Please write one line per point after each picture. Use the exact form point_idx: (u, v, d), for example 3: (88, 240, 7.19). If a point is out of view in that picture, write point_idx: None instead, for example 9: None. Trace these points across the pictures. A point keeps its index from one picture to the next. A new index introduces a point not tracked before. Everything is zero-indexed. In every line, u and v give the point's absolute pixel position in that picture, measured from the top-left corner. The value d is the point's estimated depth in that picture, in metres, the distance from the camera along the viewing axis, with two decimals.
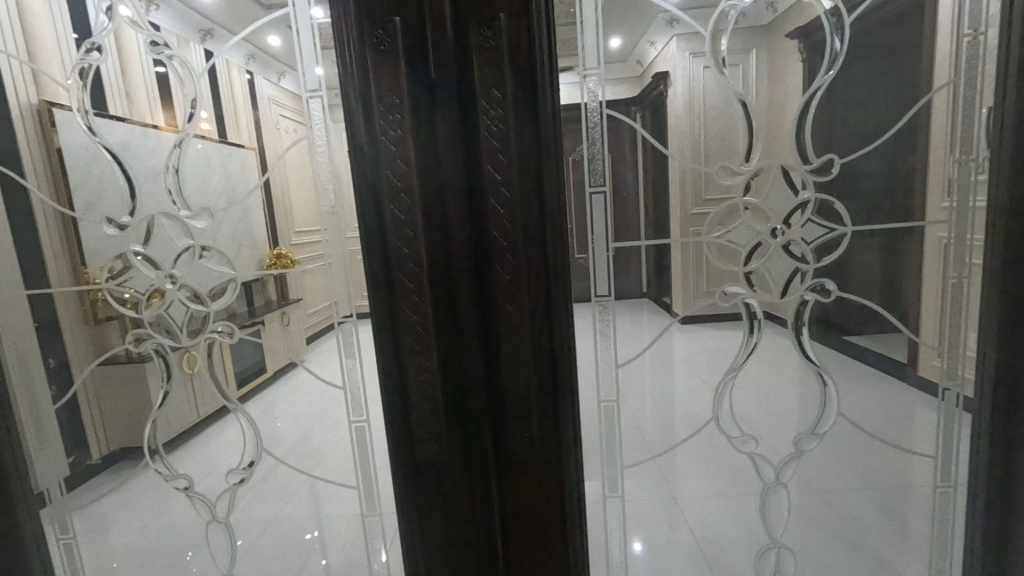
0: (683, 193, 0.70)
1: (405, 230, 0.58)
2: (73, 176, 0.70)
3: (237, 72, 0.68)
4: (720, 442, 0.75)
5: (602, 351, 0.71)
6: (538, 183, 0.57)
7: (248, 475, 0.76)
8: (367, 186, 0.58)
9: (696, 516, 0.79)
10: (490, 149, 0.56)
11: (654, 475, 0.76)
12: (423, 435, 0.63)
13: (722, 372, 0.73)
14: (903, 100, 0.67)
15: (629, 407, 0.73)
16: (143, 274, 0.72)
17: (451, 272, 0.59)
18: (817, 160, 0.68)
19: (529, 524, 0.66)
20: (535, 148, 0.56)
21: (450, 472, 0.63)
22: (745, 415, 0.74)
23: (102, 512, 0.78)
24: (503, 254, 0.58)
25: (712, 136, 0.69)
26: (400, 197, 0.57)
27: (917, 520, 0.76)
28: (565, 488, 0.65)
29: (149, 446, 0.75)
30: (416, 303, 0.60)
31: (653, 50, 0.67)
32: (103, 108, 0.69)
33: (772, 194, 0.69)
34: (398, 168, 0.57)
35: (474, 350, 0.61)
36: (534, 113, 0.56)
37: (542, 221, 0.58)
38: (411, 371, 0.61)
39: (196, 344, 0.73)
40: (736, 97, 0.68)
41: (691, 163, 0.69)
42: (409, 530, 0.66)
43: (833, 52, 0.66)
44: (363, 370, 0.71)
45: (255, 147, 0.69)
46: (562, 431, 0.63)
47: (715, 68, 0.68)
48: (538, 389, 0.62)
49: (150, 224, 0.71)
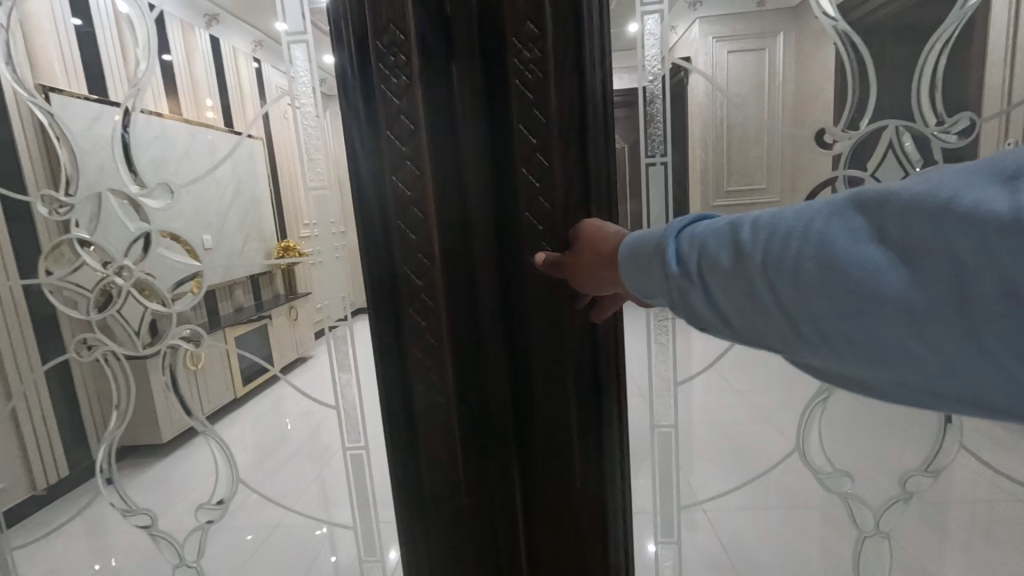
0: (704, 183, 0.66)
1: (413, 211, 0.54)
2: (72, 166, 0.67)
3: (244, 60, 0.65)
4: (806, 476, 0.74)
5: (656, 367, 0.69)
6: (582, 144, 0.53)
7: (218, 513, 0.74)
8: (370, 164, 0.54)
9: (721, 520, 0.77)
10: (521, 100, 0.52)
11: (680, 478, 0.73)
12: (443, 436, 0.59)
13: (762, 378, 0.71)
14: (951, 84, 0.62)
15: (659, 409, 0.72)
16: (93, 268, 0.69)
17: (473, 257, 0.55)
18: (948, 120, 0.62)
19: (558, 534, 0.61)
20: (579, 109, 0.53)
21: (467, 476, 0.60)
22: (837, 450, 0.72)
23: (104, 512, 0.75)
24: (539, 240, 0.54)
25: (736, 122, 0.64)
26: (408, 167, 0.53)
27: (957, 528, 0.75)
28: (607, 494, 0.60)
29: (104, 476, 0.74)
30: (429, 290, 0.56)
31: (672, 35, 0.63)
32: (103, 95, 0.66)
33: (889, 159, 0.64)
34: (402, 131, 0.53)
35: (499, 342, 0.57)
36: (579, 63, 0.52)
37: (585, 196, 0.54)
38: (430, 365, 0.57)
39: (150, 351, 0.71)
40: (765, 84, 0.63)
41: (713, 155, 0.65)
42: (425, 539, 0.62)
43: (871, 33, 0.62)
44: (358, 384, 0.69)
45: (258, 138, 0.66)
46: (604, 431, 0.59)
47: (746, 49, 0.63)
48: (577, 391, 0.57)
49: (96, 211, 0.68)
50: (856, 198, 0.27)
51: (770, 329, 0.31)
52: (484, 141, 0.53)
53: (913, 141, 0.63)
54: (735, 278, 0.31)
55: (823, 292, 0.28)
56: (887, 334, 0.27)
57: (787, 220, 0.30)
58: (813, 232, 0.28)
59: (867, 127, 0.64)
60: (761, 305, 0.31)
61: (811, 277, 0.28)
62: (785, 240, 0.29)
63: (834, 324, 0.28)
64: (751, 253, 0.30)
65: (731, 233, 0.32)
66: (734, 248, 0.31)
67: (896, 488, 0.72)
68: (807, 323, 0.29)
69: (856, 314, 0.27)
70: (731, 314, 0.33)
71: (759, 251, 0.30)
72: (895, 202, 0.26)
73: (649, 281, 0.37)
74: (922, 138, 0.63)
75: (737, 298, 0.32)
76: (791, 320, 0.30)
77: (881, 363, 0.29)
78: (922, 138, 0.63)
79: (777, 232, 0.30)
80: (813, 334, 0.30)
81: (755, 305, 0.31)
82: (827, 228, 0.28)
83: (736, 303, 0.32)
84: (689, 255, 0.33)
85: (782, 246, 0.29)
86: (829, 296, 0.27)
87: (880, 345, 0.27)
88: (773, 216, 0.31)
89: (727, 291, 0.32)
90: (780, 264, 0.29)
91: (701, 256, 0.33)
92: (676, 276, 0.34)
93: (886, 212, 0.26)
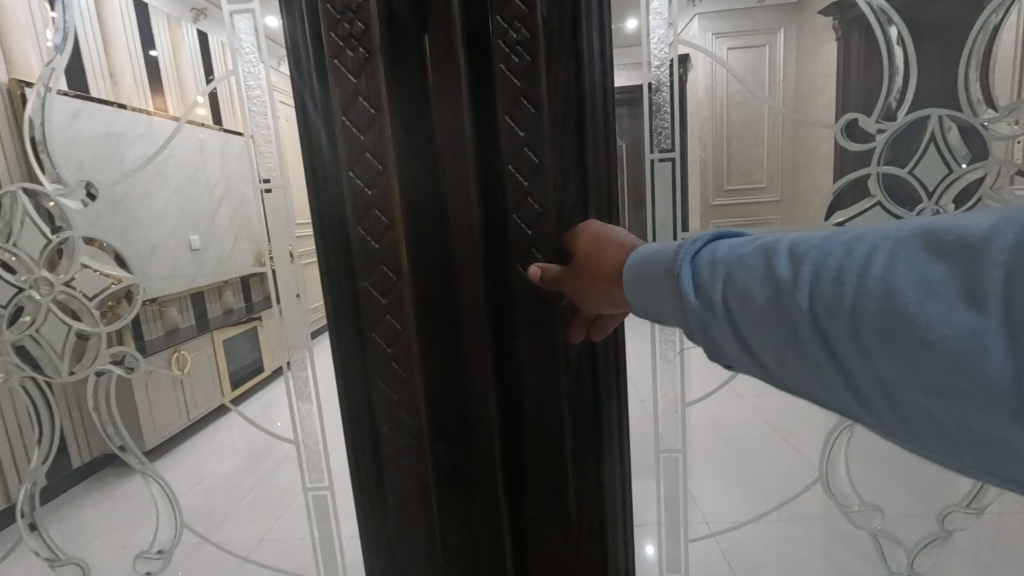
0: (704, 183, 0.64)
1: (377, 214, 0.52)
2: (48, 161, 0.63)
3: (232, 56, 0.61)
4: (837, 515, 0.73)
5: (662, 386, 0.68)
6: (579, 141, 0.52)
7: (157, 564, 0.72)
8: (327, 161, 0.53)
9: (728, 538, 0.76)
10: (508, 86, 0.50)
11: (681, 486, 0.72)
12: (430, 438, 0.56)
13: (763, 385, 0.71)
14: (954, 84, 0.61)
15: (661, 417, 0.69)
16: (6, 283, 0.64)
17: (449, 259, 0.53)
18: (1003, 108, 0.60)
19: (556, 545, 0.59)
20: (575, 101, 0.51)
21: (452, 489, 0.58)
22: (863, 482, 0.71)
23: (84, 521, 0.72)
24: (529, 249, 0.52)
25: (735, 122, 0.63)
26: (371, 163, 0.51)
27: (965, 537, 0.73)
28: (607, 496, 0.59)
29: (29, 522, 0.71)
30: (398, 312, 0.54)
31: (670, 33, 0.60)
32: (87, 92, 0.64)
33: (932, 150, 0.61)
34: (361, 122, 0.50)
35: (478, 338, 0.54)
36: (576, 47, 0.50)
37: (568, 191, 0.53)
38: (397, 399, 0.56)
39: (77, 374, 0.67)
40: (764, 83, 0.62)
41: (711, 156, 0.64)
42: (419, 554, 0.59)
43: (871, 33, 0.60)
44: (317, 416, 0.67)
45: (246, 133, 0.62)
46: (604, 433, 0.58)
47: (744, 47, 0.61)
48: (569, 393, 0.56)
49: (12, 222, 0.63)
50: (932, 232, 0.23)
51: (813, 374, 0.29)
52: (465, 133, 0.50)
53: (958, 132, 0.61)
54: (771, 317, 0.29)
55: (880, 344, 0.24)
56: (961, 404, 0.22)
57: (836, 253, 0.27)
58: (869, 270, 0.25)
59: (909, 116, 0.61)
60: (801, 347, 0.28)
61: (866, 323, 0.25)
62: (830, 276, 0.27)
63: (893, 381, 0.25)
64: (790, 287, 0.28)
65: (765, 264, 0.30)
66: (768, 285, 0.29)
67: (935, 526, 0.72)
68: (865, 378, 0.26)
69: (926, 377, 0.23)
70: (767, 355, 0.30)
71: (800, 286, 0.28)
72: (985, 244, 0.21)
73: (666, 311, 0.37)
74: (970, 128, 0.61)
75: (773, 337, 0.30)
76: (838, 367, 0.27)
77: (974, 451, 0.23)
78: (968, 126, 0.61)
79: (821, 267, 0.27)
80: (867, 388, 0.26)
81: (792, 346, 0.29)
82: (889, 268, 0.24)
83: (773, 342, 0.30)
84: (713, 287, 0.33)
85: (829, 283, 0.26)
86: (888, 348, 0.24)
87: (965, 421, 0.22)
88: (817, 246, 0.28)
89: (761, 330, 0.30)
90: (826, 306, 0.26)
91: (726, 286, 0.32)
92: (696, 306, 0.33)
93: (975, 255, 0.22)
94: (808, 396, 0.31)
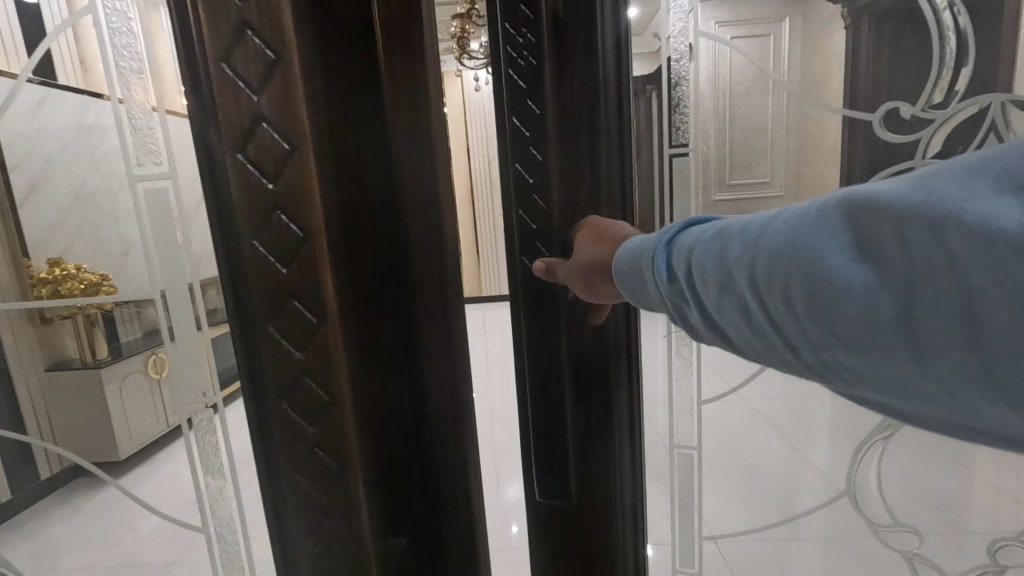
0: (706, 176, 0.62)
1: (285, 227, 0.40)
2: (14, 155, 0.59)
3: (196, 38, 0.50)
4: (859, 521, 0.71)
5: (677, 384, 0.65)
6: (592, 140, 0.48)
7: None
8: (209, 147, 0.40)
9: (732, 539, 0.74)
10: (514, 91, 0.47)
11: (686, 485, 0.70)
12: (387, 466, 0.49)
13: (778, 387, 0.67)
14: (992, 68, 0.57)
15: (674, 415, 0.67)
16: None
17: (403, 257, 0.47)
18: None
19: (566, 540, 0.57)
20: (589, 96, 0.47)
21: (431, 506, 0.51)
22: (894, 496, 0.70)
23: (58, 534, 0.69)
24: (533, 239, 0.50)
25: (753, 112, 0.59)
26: (273, 141, 0.39)
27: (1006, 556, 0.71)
28: (614, 493, 0.56)
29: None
30: (321, 375, 0.42)
31: (676, 22, 0.58)
32: (52, 79, 0.57)
33: (995, 139, 0.58)
34: (256, 79, 0.38)
35: (440, 350, 0.48)
36: (586, 42, 0.47)
37: (575, 193, 0.49)
38: (325, 502, 0.44)
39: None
40: (782, 69, 0.58)
41: (718, 150, 0.61)
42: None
43: (908, 17, 0.56)
44: (232, 494, 0.64)
45: (112, 98, 0.56)
46: (614, 425, 0.54)
47: (746, 36, 0.58)
48: (572, 376, 0.53)
49: None
50: (841, 203, 0.26)
51: (765, 341, 0.30)
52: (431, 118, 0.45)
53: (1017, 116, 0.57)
54: (725, 295, 0.31)
55: (806, 310, 0.26)
56: (879, 356, 0.25)
57: (776, 230, 0.28)
58: (799, 243, 0.27)
59: (966, 108, 0.58)
60: (755, 318, 0.30)
61: (795, 292, 0.27)
62: (769, 252, 0.28)
63: (831, 346, 0.27)
64: (737, 266, 0.30)
65: (717, 244, 0.32)
66: (721, 265, 0.31)
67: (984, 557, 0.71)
68: (801, 343, 0.28)
69: (843, 333, 0.26)
70: (729, 328, 0.32)
71: (746, 264, 0.29)
72: (878, 209, 0.24)
73: (644, 296, 0.38)
74: None
75: (730, 311, 0.31)
76: (782, 333, 0.29)
77: (911, 396, 0.26)
78: None
79: (762, 244, 0.29)
80: (805, 348, 0.28)
81: (751, 319, 0.30)
82: (817, 239, 0.26)
83: (731, 317, 0.31)
84: (680, 272, 0.34)
85: (767, 258, 0.28)
86: (815, 312, 0.26)
87: (869, 357, 0.26)
88: (761, 225, 0.30)
89: (718, 306, 0.32)
90: (766, 282, 0.28)
91: (691, 267, 0.33)
92: (666, 288, 0.35)
93: (870, 222, 0.24)
94: (763, 359, 0.32)
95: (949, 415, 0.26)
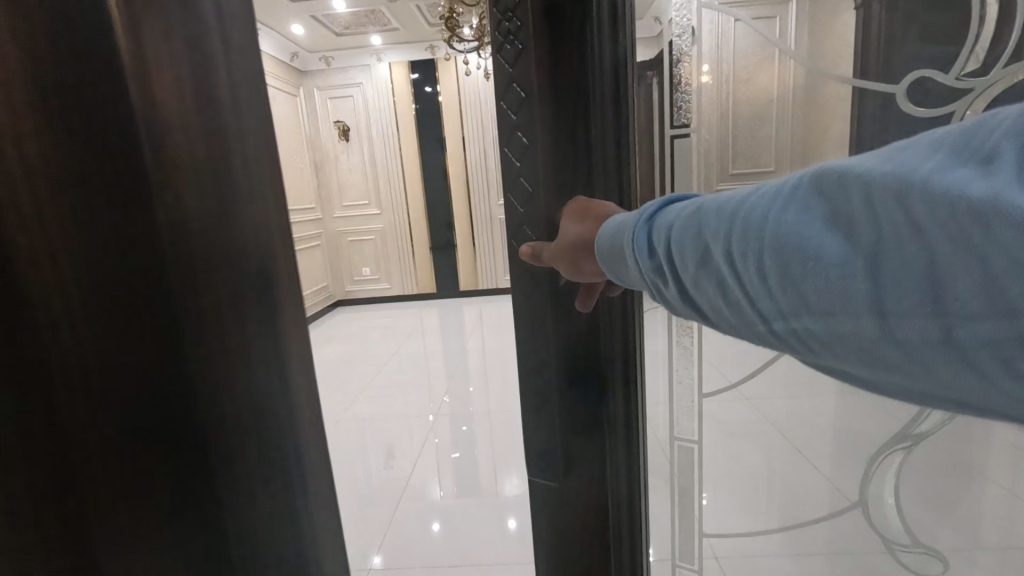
0: (705, 164, 0.58)
1: None
2: None
3: None
4: (866, 528, 0.69)
5: (677, 373, 0.63)
6: (584, 133, 0.44)
7: None
8: None
9: (731, 537, 0.74)
10: (501, 73, 0.44)
11: (683, 476, 0.69)
12: None
13: (777, 380, 0.65)
14: None
15: (674, 407, 0.65)
16: None
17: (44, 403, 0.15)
18: None
19: (561, 545, 0.54)
20: (580, 77, 0.43)
21: None
22: (911, 506, 0.66)
23: None
24: (520, 224, 0.47)
25: (755, 94, 0.55)
26: None
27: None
28: (611, 496, 0.53)
29: None
30: None
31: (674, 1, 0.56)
32: None
33: None
34: None
35: None
36: (580, 19, 0.42)
37: (566, 183, 0.45)
38: None
39: None
40: (785, 49, 0.53)
41: (718, 134, 0.58)
42: None
43: None
44: None
45: None
46: (607, 424, 0.51)
47: (758, 16, 0.53)
48: (564, 371, 0.49)
49: None
50: (820, 174, 0.23)
51: (743, 319, 0.27)
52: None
53: None
54: (701, 270, 0.27)
55: (776, 285, 0.23)
56: (850, 330, 0.21)
57: (755, 202, 0.25)
58: (773, 217, 0.23)
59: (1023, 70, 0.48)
60: (731, 295, 0.26)
61: (768, 268, 0.23)
62: (743, 223, 0.25)
63: (803, 320, 0.23)
64: (714, 240, 0.26)
65: (693, 219, 0.28)
66: (699, 238, 0.27)
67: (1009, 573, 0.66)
68: (773, 318, 0.24)
69: (814, 305, 0.22)
70: (706, 304, 0.29)
71: (721, 239, 0.26)
72: (848, 180, 0.21)
73: (627, 275, 0.35)
74: None
75: (705, 288, 0.28)
76: (757, 310, 0.25)
77: (890, 375, 0.21)
78: None
79: (737, 216, 0.25)
80: (779, 324, 0.24)
81: (727, 295, 0.27)
82: (792, 212, 0.23)
83: (708, 294, 0.28)
84: (658, 247, 0.31)
85: (742, 231, 0.25)
86: (788, 285, 0.23)
87: (832, 326, 0.21)
88: (739, 199, 0.26)
89: (694, 282, 0.28)
90: (739, 257, 0.25)
91: (669, 242, 0.30)
92: (645, 263, 0.31)
93: (842, 194, 0.21)
94: (745, 337, 0.28)
95: (945, 394, 0.21)
